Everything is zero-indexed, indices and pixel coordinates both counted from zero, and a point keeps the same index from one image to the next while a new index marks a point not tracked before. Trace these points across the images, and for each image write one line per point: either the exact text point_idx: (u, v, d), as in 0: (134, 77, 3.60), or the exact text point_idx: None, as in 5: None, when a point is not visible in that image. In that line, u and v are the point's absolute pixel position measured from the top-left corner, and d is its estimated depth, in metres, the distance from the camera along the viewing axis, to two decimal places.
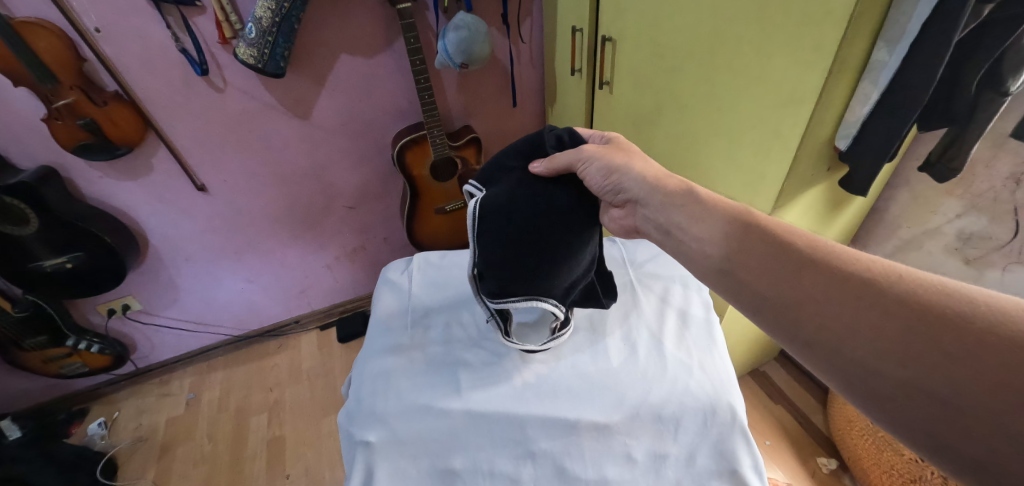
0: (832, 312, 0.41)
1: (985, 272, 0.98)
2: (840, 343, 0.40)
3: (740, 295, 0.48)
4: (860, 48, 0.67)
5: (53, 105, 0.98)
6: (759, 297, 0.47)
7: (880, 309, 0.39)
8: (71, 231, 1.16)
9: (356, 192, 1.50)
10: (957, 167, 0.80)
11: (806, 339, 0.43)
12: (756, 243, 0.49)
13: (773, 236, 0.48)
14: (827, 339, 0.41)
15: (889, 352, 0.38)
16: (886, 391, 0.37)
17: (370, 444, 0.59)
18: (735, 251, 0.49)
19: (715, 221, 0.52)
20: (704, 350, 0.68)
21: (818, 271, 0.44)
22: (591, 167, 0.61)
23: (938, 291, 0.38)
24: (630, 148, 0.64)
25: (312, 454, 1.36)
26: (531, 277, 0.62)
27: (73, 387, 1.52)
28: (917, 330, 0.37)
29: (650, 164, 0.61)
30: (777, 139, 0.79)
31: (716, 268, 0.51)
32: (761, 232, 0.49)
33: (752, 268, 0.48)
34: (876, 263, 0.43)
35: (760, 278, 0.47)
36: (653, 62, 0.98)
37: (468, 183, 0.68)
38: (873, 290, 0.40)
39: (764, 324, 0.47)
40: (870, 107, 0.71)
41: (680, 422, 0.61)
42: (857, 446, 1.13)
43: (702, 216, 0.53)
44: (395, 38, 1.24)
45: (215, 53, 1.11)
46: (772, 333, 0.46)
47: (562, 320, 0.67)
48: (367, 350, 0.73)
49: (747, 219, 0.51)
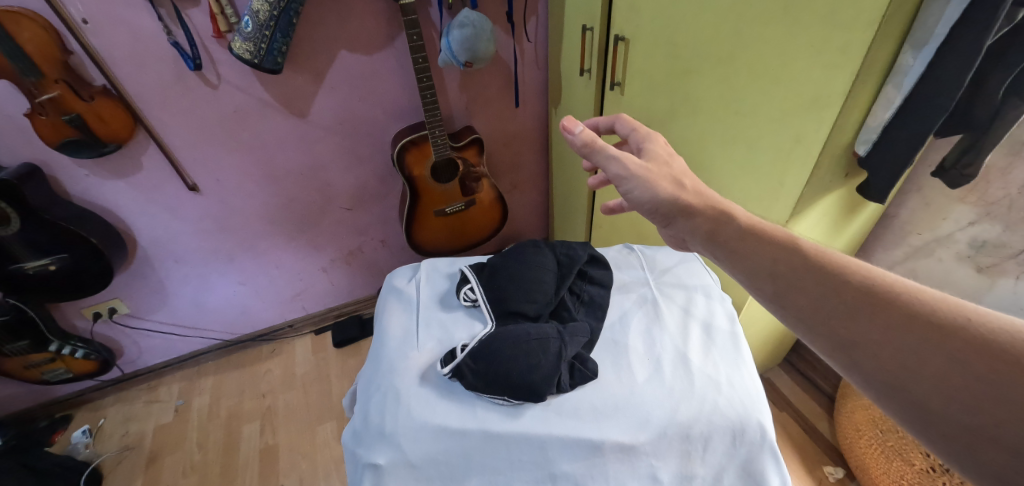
0: (893, 351, 0.39)
1: (997, 280, 0.96)
2: (904, 378, 0.38)
3: (786, 312, 0.47)
4: (887, 49, 0.65)
5: (36, 99, 0.93)
6: (813, 337, 0.45)
7: (947, 356, 0.37)
8: (55, 233, 1.10)
9: (353, 193, 1.46)
10: (971, 173, 0.77)
11: (863, 375, 0.41)
12: (807, 281, 0.46)
13: (826, 272, 0.46)
14: (886, 376, 0.39)
15: (955, 397, 0.36)
16: (956, 435, 0.35)
17: (379, 466, 0.57)
18: (785, 288, 0.48)
19: (758, 254, 0.51)
20: (731, 364, 0.66)
21: (874, 313, 0.41)
22: (631, 186, 0.64)
23: (1012, 337, 0.35)
24: (670, 169, 0.65)
25: (306, 464, 1.32)
26: (493, 375, 0.61)
27: (55, 394, 1.46)
28: (987, 379, 0.35)
29: (687, 189, 0.61)
30: (799, 143, 0.77)
31: (768, 297, 0.49)
32: (816, 268, 0.47)
33: (802, 304, 0.46)
34: (941, 302, 0.40)
35: (810, 312, 0.45)
36: (669, 63, 0.95)
37: (478, 298, 0.73)
38: (939, 332, 0.38)
39: (824, 350, 0.44)
40: (892, 112, 0.69)
41: (708, 442, 0.60)
42: (865, 456, 1.10)
43: (749, 246, 0.53)
44: (397, 36, 1.20)
45: (209, 47, 1.06)
46: (833, 362, 0.44)
47: (511, 401, 0.61)
48: (374, 364, 0.69)
49: (798, 255, 0.49)
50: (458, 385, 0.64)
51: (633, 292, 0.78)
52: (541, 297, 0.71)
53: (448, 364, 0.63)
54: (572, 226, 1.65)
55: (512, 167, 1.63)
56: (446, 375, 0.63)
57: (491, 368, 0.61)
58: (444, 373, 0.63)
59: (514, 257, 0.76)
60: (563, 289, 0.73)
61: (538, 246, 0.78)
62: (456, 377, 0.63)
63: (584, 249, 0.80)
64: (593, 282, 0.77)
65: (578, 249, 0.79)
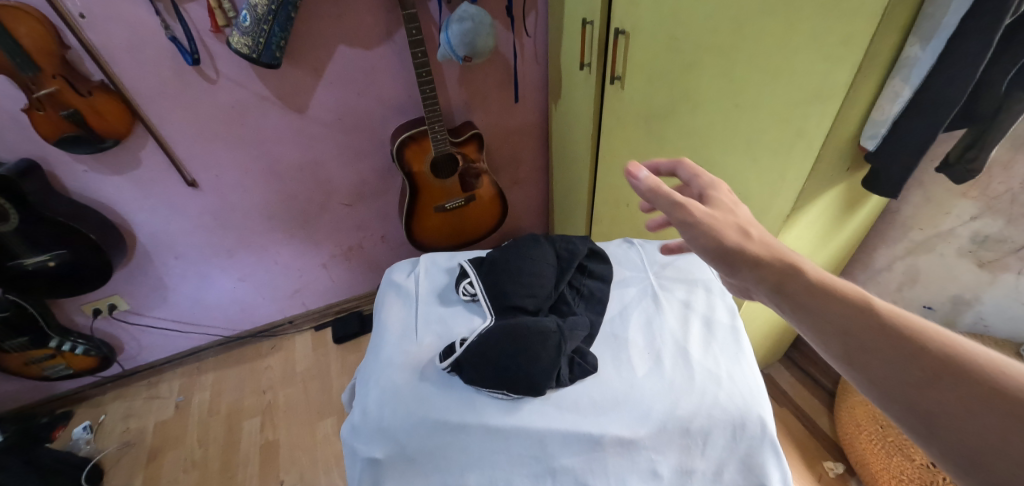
0: (1003, 445, 0.33)
1: (999, 275, 0.96)
2: (994, 458, 0.33)
3: (860, 378, 0.41)
4: (892, 42, 0.65)
5: (34, 94, 0.92)
6: (892, 409, 0.39)
7: None
8: (54, 228, 1.10)
9: (353, 189, 1.45)
10: (976, 168, 0.77)
11: (943, 447, 0.36)
12: (883, 343, 0.40)
13: (907, 335, 0.40)
14: (973, 453, 0.34)
15: None
16: None
17: (377, 461, 0.57)
18: (857, 348, 0.41)
19: (821, 310, 0.44)
20: (732, 358, 0.66)
21: (972, 395, 0.35)
22: (695, 236, 0.54)
23: None
24: (739, 217, 0.55)
25: (306, 460, 1.32)
26: (493, 370, 0.60)
27: (55, 390, 1.46)
28: None
29: (757, 241, 0.52)
30: (800, 137, 0.76)
31: (835, 356, 0.43)
32: (894, 329, 0.40)
33: (879, 370, 0.40)
34: None
35: (890, 381, 0.39)
36: (670, 57, 0.95)
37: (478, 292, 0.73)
38: None
39: (899, 418, 0.39)
40: (900, 105, 0.69)
41: (708, 436, 0.59)
42: (866, 451, 1.10)
43: (818, 299, 0.45)
44: (396, 30, 1.20)
45: (207, 42, 1.05)
46: (908, 432, 0.38)
47: (511, 395, 0.61)
48: (373, 359, 0.69)
49: (873, 312, 0.42)
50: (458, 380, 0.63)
51: (632, 286, 0.77)
52: (541, 291, 0.70)
53: (446, 358, 0.63)
54: (572, 222, 1.64)
55: (512, 163, 1.63)
56: (445, 369, 0.63)
57: (492, 362, 0.61)
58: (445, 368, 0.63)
59: (513, 250, 0.75)
60: (562, 283, 0.73)
61: (537, 240, 0.78)
62: (456, 372, 0.63)
63: (583, 242, 0.80)
64: (593, 276, 0.77)
65: (577, 242, 0.79)
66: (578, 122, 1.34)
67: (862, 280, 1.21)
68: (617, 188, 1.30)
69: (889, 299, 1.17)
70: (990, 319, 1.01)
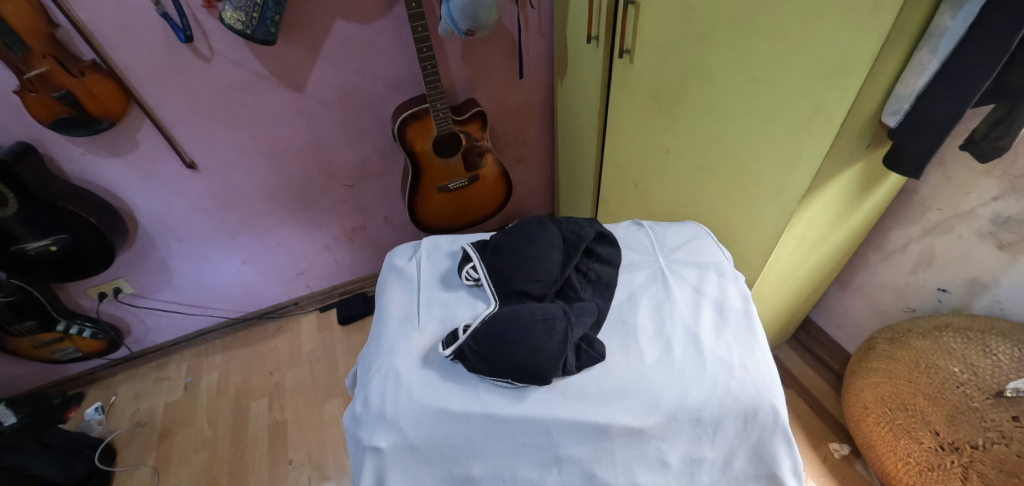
0: None
1: (1019, 258, 0.92)
2: None
3: None
4: (921, 10, 0.61)
5: (24, 75, 0.89)
6: None
7: None
8: (54, 213, 1.08)
9: (355, 169, 1.43)
10: (1003, 146, 0.73)
11: None
12: None
13: None
14: None
15: None
16: None
17: (381, 450, 0.57)
18: None
19: None
20: (745, 346, 0.64)
21: None
22: None
23: None
24: None
25: (314, 440, 1.33)
26: (496, 360, 0.59)
27: (66, 373, 1.48)
28: None
29: None
30: (819, 112, 0.72)
31: None
32: None
33: None
34: None
35: None
36: (682, 28, 0.90)
37: (483, 276, 0.71)
38: None
39: None
40: (927, 79, 0.65)
41: (719, 425, 0.58)
42: (872, 433, 1.07)
43: None
44: (395, 3, 1.14)
45: (199, 18, 1.01)
46: None
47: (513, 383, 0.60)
48: (375, 345, 0.68)
49: None
50: (462, 368, 0.62)
51: (641, 270, 0.75)
52: (547, 276, 0.69)
53: (449, 345, 0.62)
54: (578, 202, 1.61)
55: (516, 142, 1.59)
56: (448, 356, 0.61)
57: (493, 350, 0.59)
58: (447, 356, 0.62)
59: (517, 234, 0.73)
60: (569, 267, 0.71)
61: (544, 222, 0.75)
62: (458, 359, 0.61)
63: (591, 225, 0.77)
64: (601, 260, 0.75)
65: (585, 225, 0.76)
66: (585, 99, 1.30)
67: (875, 262, 1.19)
68: (625, 166, 1.26)
69: (902, 281, 1.15)
70: (1007, 302, 0.98)
